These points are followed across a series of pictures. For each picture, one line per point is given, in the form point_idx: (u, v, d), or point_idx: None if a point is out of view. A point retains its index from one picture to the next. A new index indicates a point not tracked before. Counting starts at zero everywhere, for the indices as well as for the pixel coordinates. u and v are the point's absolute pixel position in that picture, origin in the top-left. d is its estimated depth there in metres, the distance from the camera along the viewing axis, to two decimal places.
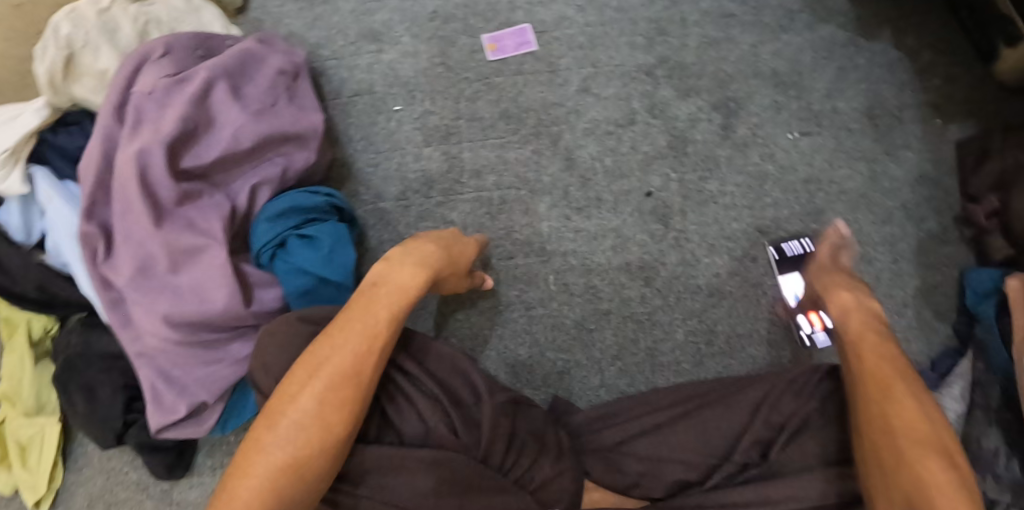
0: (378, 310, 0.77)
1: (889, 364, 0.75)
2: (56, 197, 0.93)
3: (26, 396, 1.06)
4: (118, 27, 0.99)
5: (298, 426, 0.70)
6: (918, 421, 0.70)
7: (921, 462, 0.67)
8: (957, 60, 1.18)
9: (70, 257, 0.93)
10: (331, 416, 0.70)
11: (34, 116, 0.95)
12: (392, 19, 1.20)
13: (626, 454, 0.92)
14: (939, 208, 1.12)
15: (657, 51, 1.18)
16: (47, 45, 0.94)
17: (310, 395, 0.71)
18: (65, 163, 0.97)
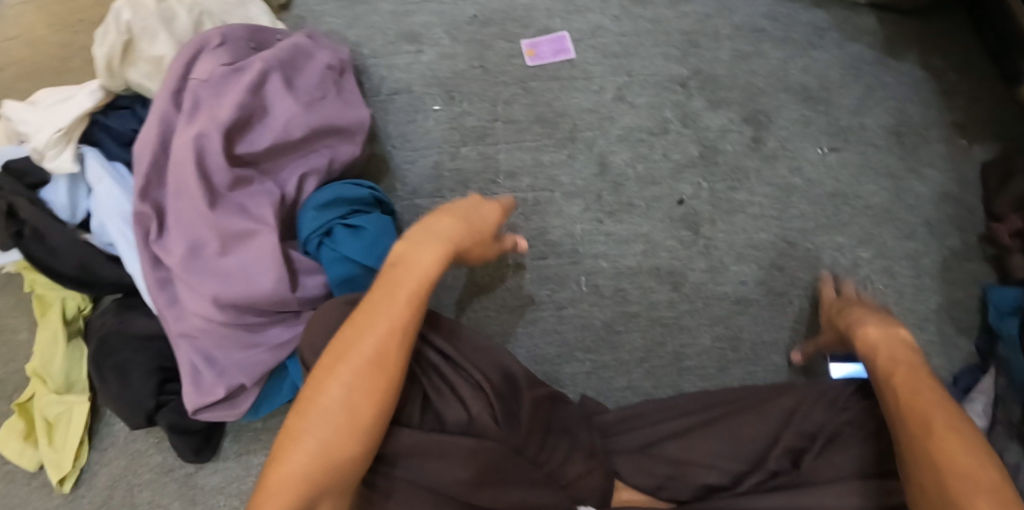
0: (399, 288, 0.74)
1: (934, 408, 0.72)
2: (104, 177, 0.99)
3: (57, 374, 1.07)
4: (175, 16, 1.03)
5: (334, 412, 0.67)
6: (972, 460, 0.68)
7: (968, 493, 0.66)
8: (982, 82, 1.21)
9: (118, 236, 0.97)
10: (363, 400, 0.68)
11: (88, 98, 1.01)
12: (432, 22, 1.23)
13: (654, 455, 0.93)
14: (962, 225, 1.15)
15: (690, 63, 1.21)
16: (108, 30, 0.99)
17: (343, 377, 0.69)
18: (115, 145, 1.03)
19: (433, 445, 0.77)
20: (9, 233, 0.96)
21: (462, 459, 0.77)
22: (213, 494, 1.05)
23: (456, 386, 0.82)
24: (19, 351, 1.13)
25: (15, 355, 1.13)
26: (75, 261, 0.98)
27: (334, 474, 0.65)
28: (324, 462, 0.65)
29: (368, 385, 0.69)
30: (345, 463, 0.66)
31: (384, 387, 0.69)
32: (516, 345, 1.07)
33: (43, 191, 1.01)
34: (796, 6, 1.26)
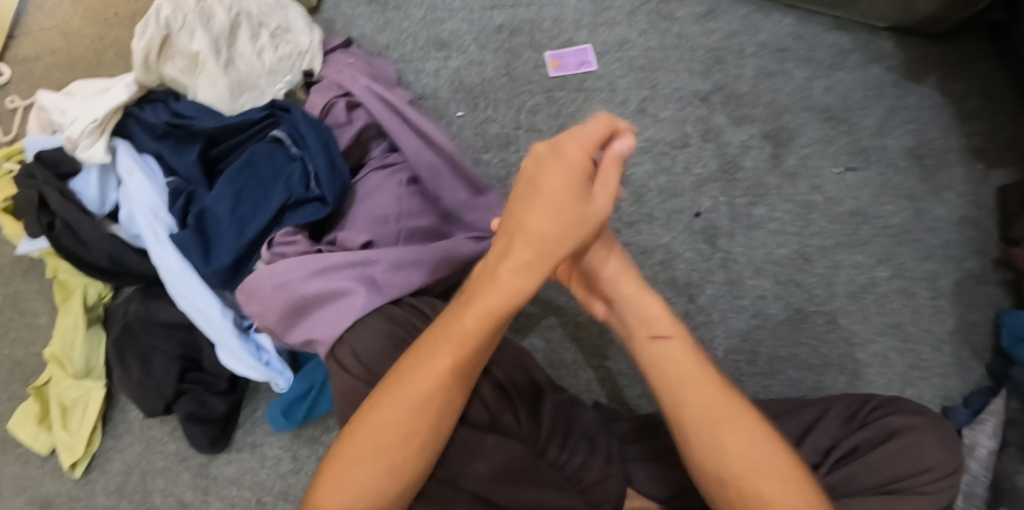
0: (464, 320, 0.73)
1: (686, 369, 0.77)
2: (135, 170, 1.02)
3: (77, 358, 1.08)
4: (213, 14, 1.05)
5: (380, 447, 0.71)
6: (737, 420, 0.74)
7: (740, 461, 0.72)
8: (1004, 108, 1.22)
9: (144, 228, 0.99)
10: (397, 444, 0.71)
11: (123, 91, 1.03)
12: (460, 29, 1.26)
13: (671, 465, 0.92)
14: (980, 248, 1.15)
15: (713, 79, 1.23)
16: (148, 25, 1.00)
17: (391, 417, 0.72)
18: (147, 137, 1.04)
19: (459, 440, 0.80)
20: (41, 225, 0.98)
21: (484, 453, 0.80)
22: (226, 484, 1.06)
23: (480, 389, 0.85)
24: (40, 334, 1.15)
25: (36, 338, 1.15)
26: (105, 253, 0.99)
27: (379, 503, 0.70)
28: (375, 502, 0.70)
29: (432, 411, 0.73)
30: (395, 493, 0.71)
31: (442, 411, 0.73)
32: (533, 346, 1.09)
33: (73, 182, 1.02)
34: (820, 26, 1.27)
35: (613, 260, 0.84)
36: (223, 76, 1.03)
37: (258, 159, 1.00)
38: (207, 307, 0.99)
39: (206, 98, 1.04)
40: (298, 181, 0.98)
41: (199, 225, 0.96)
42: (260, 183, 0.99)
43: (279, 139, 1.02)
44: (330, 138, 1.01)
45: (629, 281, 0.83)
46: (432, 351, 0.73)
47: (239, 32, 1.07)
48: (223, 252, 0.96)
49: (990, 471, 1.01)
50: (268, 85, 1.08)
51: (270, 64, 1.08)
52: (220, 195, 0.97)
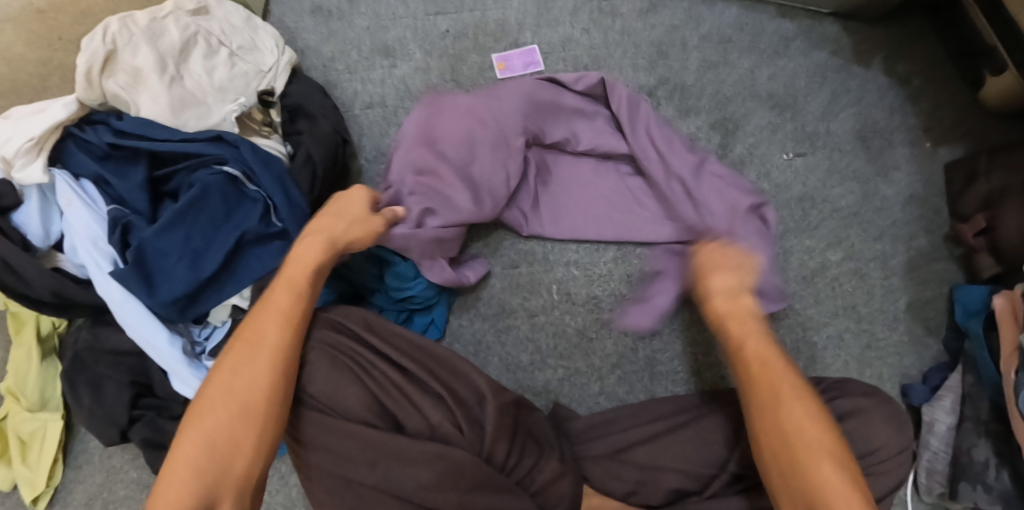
0: (276, 294, 0.85)
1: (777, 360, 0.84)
2: (74, 200, 1.00)
3: (30, 391, 1.07)
4: (165, 33, 1.05)
5: (212, 421, 0.77)
6: (791, 393, 0.81)
7: (788, 417, 0.79)
8: (944, 87, 1.23)
9: (87, 259, 0.99)
10: (222, 414, 0.77)
11: (62, 110, 1.01)
12: (404, 36, 1.25)
13: (625, 461, 0.95)
14: (929, 226, 1.17)
15: (658, 73, 1.24)
16: (94, 39, 1.01)
17: (218, 390, 0.79)
18: (89, 159, 1.02)
19: (396, 451, 0.83)
20: None
21: (425, 463, 0.83)
22: None
23: (413, 396, 0.88)
24: None
25: None
26: (48, 289, 0.98)
27: (194, 475, 0.74)
28: (206, 471, 0.74)
29: (258, 387, 0.79)
30: (222, 471, 0.75)
31: (272, 377, 0.80)
32: (489, 354, 1.12)
33: (16, 215, 1.02)
34: (763, 15, 1.28)
35: (729, 274, 0.92)
36: (165, 90, 1.02)
37: (210, 196, 0.98)
38: (153, 336, 0.98)
39: (148, 114, 1.02)
40: (256, 217, 1.00)
41: (139, 261, 0.95)
42: (213, 219, 0.98)
43: (230, 175, 1.01)
44: (286, 174, 1.02)
45: (724, 286, 0.92)
46: (248, 334, 0.82)
47: (192, 51, 1.06)
48: (171, 285, 0.96)
49: (950, 446, 1.04)
50: (215, 102, 1.05)
51: (221, 82, 1.07)
52: (165, 231, 0.96)
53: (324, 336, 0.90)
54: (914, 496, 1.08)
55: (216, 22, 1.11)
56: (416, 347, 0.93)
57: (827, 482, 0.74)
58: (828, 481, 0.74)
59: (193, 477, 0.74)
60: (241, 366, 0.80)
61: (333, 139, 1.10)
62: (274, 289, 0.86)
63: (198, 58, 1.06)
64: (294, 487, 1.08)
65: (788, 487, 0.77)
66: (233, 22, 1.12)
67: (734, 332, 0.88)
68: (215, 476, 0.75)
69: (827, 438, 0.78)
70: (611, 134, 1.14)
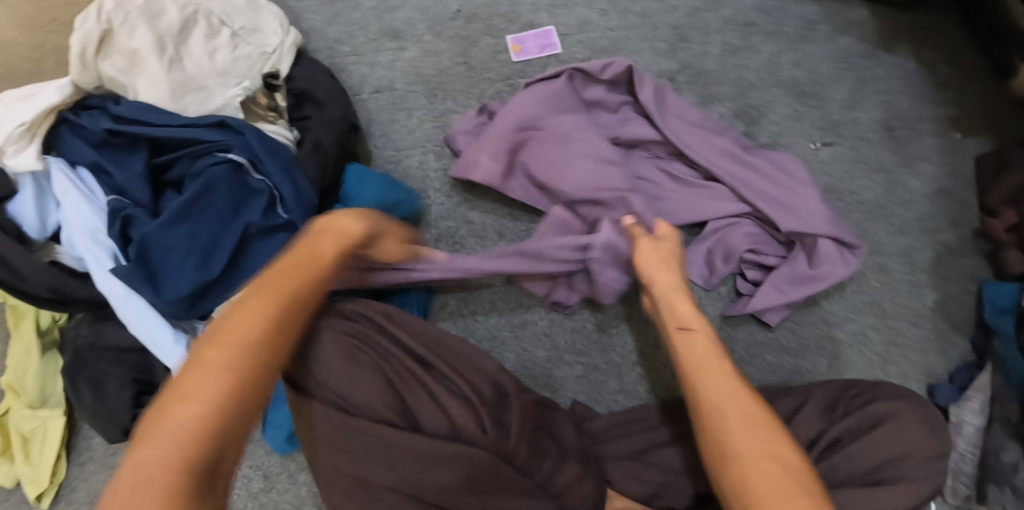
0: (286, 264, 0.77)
1: (722, 378, 0.75)
2: (71, 191, 0.96)
3: (31, 387, 1.03)
4: (163, 12, 0.99)
5: (231, 358, 0.67)
6: (736, 402, 0.73)
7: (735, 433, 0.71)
8: (974, 75, 1.19)
9: (85, 253, 0.95)
10: (224, 360, 0.66)
11: (56, 93, 0.96)
12: (413, 17, 1.20)
13: (648, 463, 0.93)
14: (957, 220, 1.13)
15: (679, 58, 1.19)
16: (87, 18, 0.95)
17: (233, 334, 0.68)
18: (88, 147, 0.97)
19: (419, 452, 0.80)
20: None
21: (447, 465, 0.80)
22: None
23: (437, 392, 0.84)
24: None
25: None
26: (45, 285, 0.94)
27: (190, 437, 0.61)
28: (217, 421, 0.63)
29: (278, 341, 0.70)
30: (225, 427, 0.63)
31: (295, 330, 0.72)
32: (504, 350, 1.07)
33: (10, 207, 0.97)
34: None
35: (663, 265, 0.91)
36: (164, 75, 0.97)
37: (215, 190, 0.94)
38: (158, 334, 0.94)
39: (146, 99, 0.97)
40: (260, 209, 0.95)
41: (140, 255, 0.91)
42: (219, 213, 0.94)
43: (235, 162, 0.96)
44: (293, 164, 0.97)
45: (663, 273, 0.90)
46: (279, 280, 0.74)
47: (192, 31, 1.01)
48: (175, 282, 0.92)
49: (978, 447, 1.01)
50: (217, 86, 0.99)
51: (222, 65, 1.01)
52: (170, 226, 0.92)
53: (354, 327, 0.86)
54: (939, 498, 1.05)
55: (219, 1, 1.04)
56: (437, 342, 0.90)
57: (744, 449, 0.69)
58: (745, 452, 0.69)
59: (199, 427, 0.62)
60: (265, 309, 0.71)
61: (342, 125, 1.05)
62: (306, 251, 0.79)
63: (199, 39, 1.01)
64: (302, 487, 1.04)
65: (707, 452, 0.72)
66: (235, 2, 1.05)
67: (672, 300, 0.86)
68: (209, 441, 0.62)
69: (791, 457, 0.69)
70: (636, 120, 1.10)
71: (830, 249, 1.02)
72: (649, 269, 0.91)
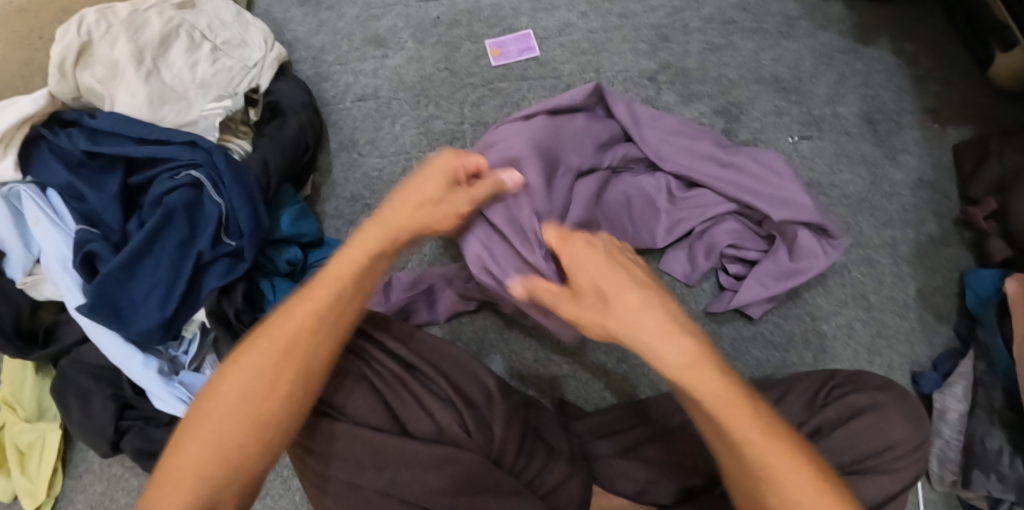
0: (314, 291, 0.77)
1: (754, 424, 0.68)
2: (41, 218, 0.96)
3: (27, 402, 1.05)
4: (146, 25, 1.01)
5: (221, 417, 0.71)
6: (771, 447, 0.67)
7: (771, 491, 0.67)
8: (953, 67, 1.20)
9: (58, 282, 0.96)
10: (224, 414, 0.71)
11: (30, 105, 0.96)
12: (396, 25, 1.21)
13: (632, 459, 0.94)
14: (939, 210, 1.15)
15: (660, 57, 1.20)
16: (69, 29, 0.96)
17: (226, 399, 0.72)
18: (61, 166, 0.96)
19: (406, 455, 0.81)
20: None
21: (435, 467, 0.81)
22: None
23: (423, 396, 0.86)
24: None
25: None
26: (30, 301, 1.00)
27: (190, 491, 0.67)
28: (205, 474, 0.68)
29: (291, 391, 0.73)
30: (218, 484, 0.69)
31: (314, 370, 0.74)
32: (492, 351, 1.09)
33: None
34: None
35: (612, 266, 0.77)
36: (143, 85, 0.98)
37: (177, 220, 0.93)
38: (127, 358, 0.96)
39: (124, 108, 0.98)
40: (209, 236, 0.94)
41: (104, 283, 0.91)
42: (180, 243, 0.93)
43: (198, 182, 0.95)
44: (257, 191, 0.96)
45: (613, 285, 0.75)
46: (287, 319, 0.75)
47: (173, 44, 1.02)
48: (142, 315, 0.92)
49: (962, 434, 1.02)
50: (196, 98, 1.01)
51: (203, 78, 1.03)
52: (132, 257, 0.92)
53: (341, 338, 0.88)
54: (926, 484, 1.06)
55: (203, 16, 1.06)
56: (424, 346, 0.91)
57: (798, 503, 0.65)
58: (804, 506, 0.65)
59: (197, 479, 0.68)
60: (263, 352, 0.73)
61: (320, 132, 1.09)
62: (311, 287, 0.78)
63: (182, 51, 1.02)
64: (296, 493, 1.06)
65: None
66: (220, 15, 1.07)
67: (629, 321, 0.72)
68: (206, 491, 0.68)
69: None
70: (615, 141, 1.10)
71: (809, 243, 1.04)
72: (583, 275, 0.77)
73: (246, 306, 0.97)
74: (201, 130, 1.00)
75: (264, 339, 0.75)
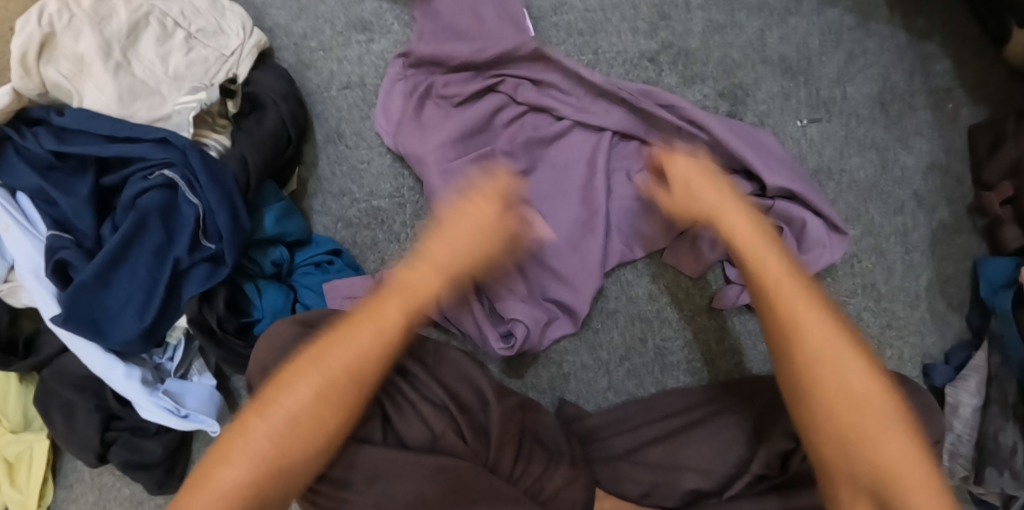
0: (387, 307, 0.79)
1: (823, 319, 0.77)
2: (11, 224, 0.91)
3: (13, 412, 1.00)
4: (112, 14, 0.94)
5: (282, 427, 0.74)
6: (841, 357, 0.76)
7: (858, 418, 0.74)
8: (968, 43, 1.14)
9: (32, 291, 0.91)
10: (284, 420, 0.74)
11: None
12: (382, 7, 1.13)
13: (637, 461, 0.92)
14: (951, 197, 1.10)
15: (660, 37, 1.14)
16: (28, 21, 0.90)
17: (258, 437, 0.73)
18: (28, 169, 0.91)
19: (398, 466, 0.79)
20: None
21: (430, 476, 0.79)
22: None
23: (418, 404, 0.84)
24: None
25: None
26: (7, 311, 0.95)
27: (248, 485, 0.71)
28: (259, 472, 0.72)
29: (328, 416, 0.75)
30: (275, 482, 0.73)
31: (353, 407, 0.76)
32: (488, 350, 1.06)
33: None
34: None
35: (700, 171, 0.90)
36: (111, 80, 0.92)
37: (151, 224, 0.89)
38: (108, 369, 0.92)
39: (92, 105, 0.92)
40: (186, 240, 0.89)
41: (76, 293, 0.87)
42: (155, 248, 0.89)
43: (172, 182, 0.89)
44: (235, 190, 0.91)
45: (727, 205, 0.86)
46: (343, 339, 0.78)
47: (143, 34, 0.96)
48: (119, 325, 0.89)
49: (975, 429, 1.00)
50: (170, 91, 0.96)
51: (176, 69, 0.97)
52: (104, 265, 0.87)
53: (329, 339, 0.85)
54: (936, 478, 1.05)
55: (176, 2, 0.99)
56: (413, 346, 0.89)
57: (861, 417, 0.74)
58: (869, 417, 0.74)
59: (252, 478, 0.72)
60: (324, 371, 0.76)
61: (296, 121, 1.03)
62: (370, 310, 0.80)
63: (151, 40, 0.96)
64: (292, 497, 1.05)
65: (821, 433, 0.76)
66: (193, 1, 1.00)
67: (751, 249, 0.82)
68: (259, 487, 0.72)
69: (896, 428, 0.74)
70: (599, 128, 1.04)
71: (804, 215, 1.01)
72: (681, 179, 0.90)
73: (228, 313, 0.93)
74: (174, 126, 0.94)
75: (327, 353, 0.77)
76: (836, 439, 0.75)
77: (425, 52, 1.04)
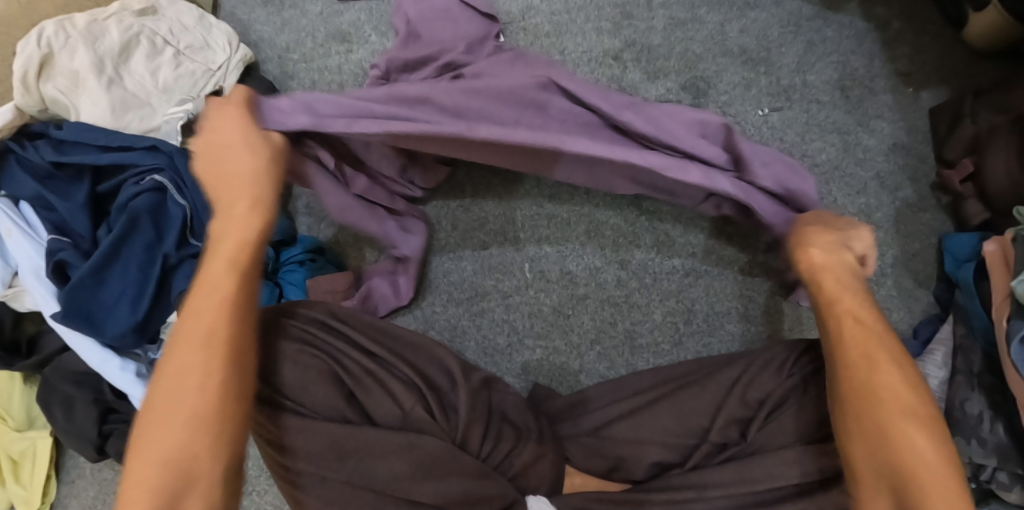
0: (216, 255, 0.77)
1: (870, 333, 0.77)
2: (13, 230, 0.98)
3: (17, 412, 1.08)
4: (105, 34, 1.02)
5: (164, 434, 0.69)
6: (881, 358, 0.75)
7: (889, 411, 0.72)
8: (926, 28, 1.17)
9: (33, 291, 0.98)
10: (167, 424, 0.69)
11: None
12: (359, 19, 1.19)
13: (604, 437, 0.94)
14: (915, 176, 1.13)
15: (624, 35, 1.19)
16: (29, 43, 0.98)
17: (148, 454, 0.68)
18: (28, 178, 0.98)
19: (368, 445, 0.82)
20: None
21: (399, 453, 0.82)
22: None
23: (389, 384, 0.87)
24: None
25: None
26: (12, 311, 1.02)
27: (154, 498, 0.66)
28: (169, 476, 0.67)
29: (205, 382, 0.71)
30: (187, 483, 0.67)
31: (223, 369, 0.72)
32: (465, 339, 1.11)
33: None
34: None
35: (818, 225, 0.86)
36: (104, 93, 1.00)
37: (142, 224, 0.95)
38: (105, 362, 0.98)
39: (87, 118, 1.00)
40: (175, 238, 0.96)
41: (74, 289, 0.93)
42: (146, 246, 0.96)
43: (162, 186, 0.96)
44: None
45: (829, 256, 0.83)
46: (206, 293, 0.75)
47: (134, 51, 1.04)
48: (114, 319, 0.95)
49: (943, 402, 1.01)
50: (160, 103, 1.03)
51: (165, 83, 1.04)
52: (98, 263, 0.94)
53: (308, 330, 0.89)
54: None
55: (164, 21, 1.07)
56: (380, 331, 0.93)
57: (886, 397, 0.73)
58: (898, 403, 0.73)
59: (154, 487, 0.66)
60: (183, 349, 0.72)
61: None
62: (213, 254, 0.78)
63: (141, 56, 1.04)
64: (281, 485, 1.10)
65: (853, 421, 0.74)
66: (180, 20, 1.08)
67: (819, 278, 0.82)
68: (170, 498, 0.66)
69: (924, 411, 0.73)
70: None
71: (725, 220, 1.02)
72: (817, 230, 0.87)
73: None
74: (164, 135, 1.01)
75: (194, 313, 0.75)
76: (859, 420, 0.73)
77: (411, 56, 1.09)
